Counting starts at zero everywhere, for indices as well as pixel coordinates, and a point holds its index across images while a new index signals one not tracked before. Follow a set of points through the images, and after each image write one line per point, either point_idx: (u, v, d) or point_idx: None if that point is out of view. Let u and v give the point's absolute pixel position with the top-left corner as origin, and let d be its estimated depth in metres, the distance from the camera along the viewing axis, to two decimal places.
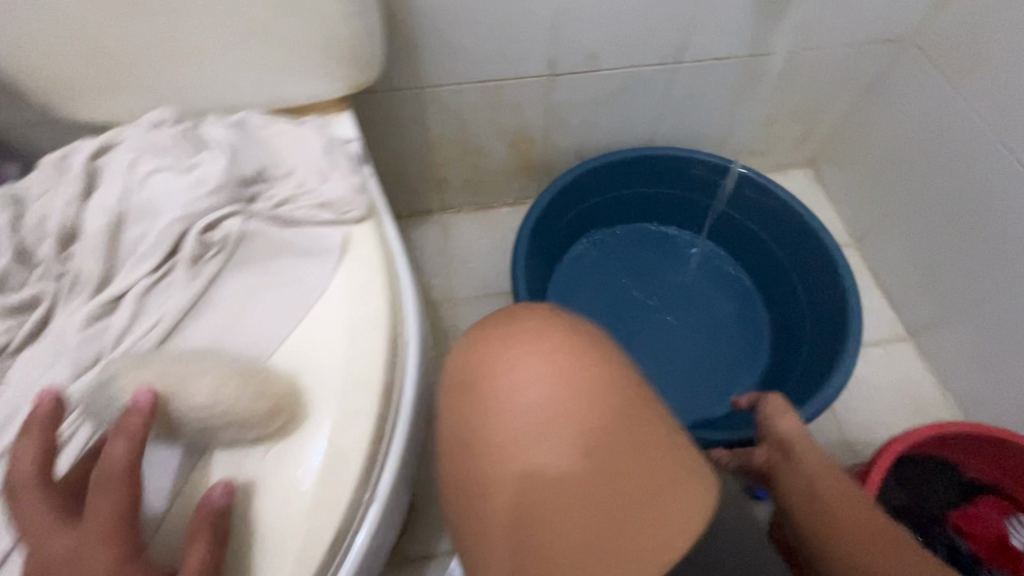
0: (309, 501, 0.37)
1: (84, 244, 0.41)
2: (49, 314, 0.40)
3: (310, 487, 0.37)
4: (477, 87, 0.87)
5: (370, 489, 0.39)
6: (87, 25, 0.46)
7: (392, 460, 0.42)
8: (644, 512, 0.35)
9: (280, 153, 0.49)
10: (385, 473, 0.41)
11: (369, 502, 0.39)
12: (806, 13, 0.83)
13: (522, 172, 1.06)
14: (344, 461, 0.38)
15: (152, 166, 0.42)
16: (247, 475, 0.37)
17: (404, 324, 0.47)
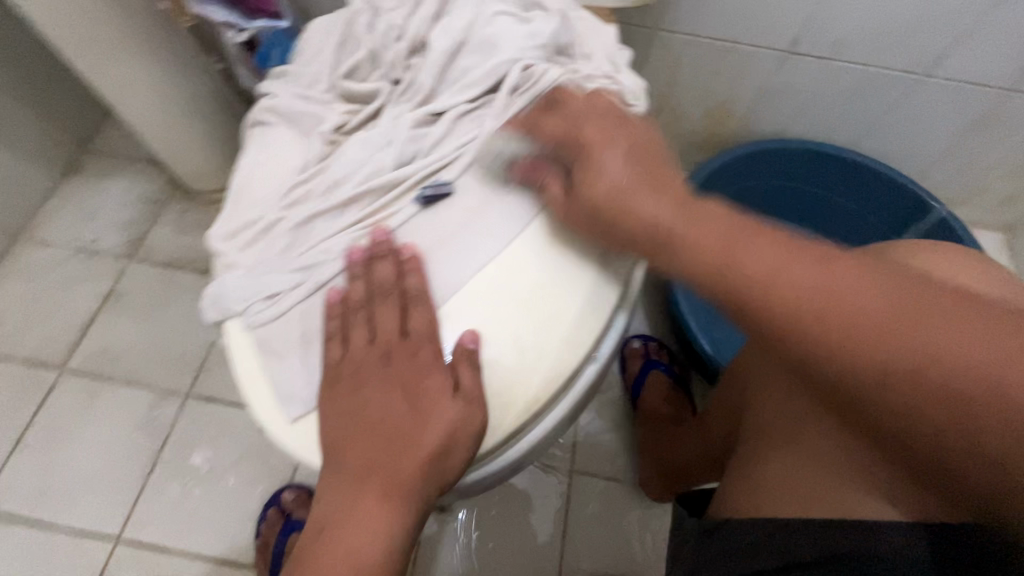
0: (558, 331, 0.41)
1: (425, 60, 0.46)
2: (381, 111, 0.46)
3: (562, 323, 0.41)
4: (712, 45, 0.86)
5: (599, 346, 0.43)
6: None
7: (615, 330, 0.45)
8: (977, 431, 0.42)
9: (583, 36, 0.52)
10: (607, 338, 0.44)
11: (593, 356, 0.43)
12: None
13: (706, 144, 1.06)
14: (593, 312, 0.42)
15: (497, 8, 0.47)
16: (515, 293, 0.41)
17: None
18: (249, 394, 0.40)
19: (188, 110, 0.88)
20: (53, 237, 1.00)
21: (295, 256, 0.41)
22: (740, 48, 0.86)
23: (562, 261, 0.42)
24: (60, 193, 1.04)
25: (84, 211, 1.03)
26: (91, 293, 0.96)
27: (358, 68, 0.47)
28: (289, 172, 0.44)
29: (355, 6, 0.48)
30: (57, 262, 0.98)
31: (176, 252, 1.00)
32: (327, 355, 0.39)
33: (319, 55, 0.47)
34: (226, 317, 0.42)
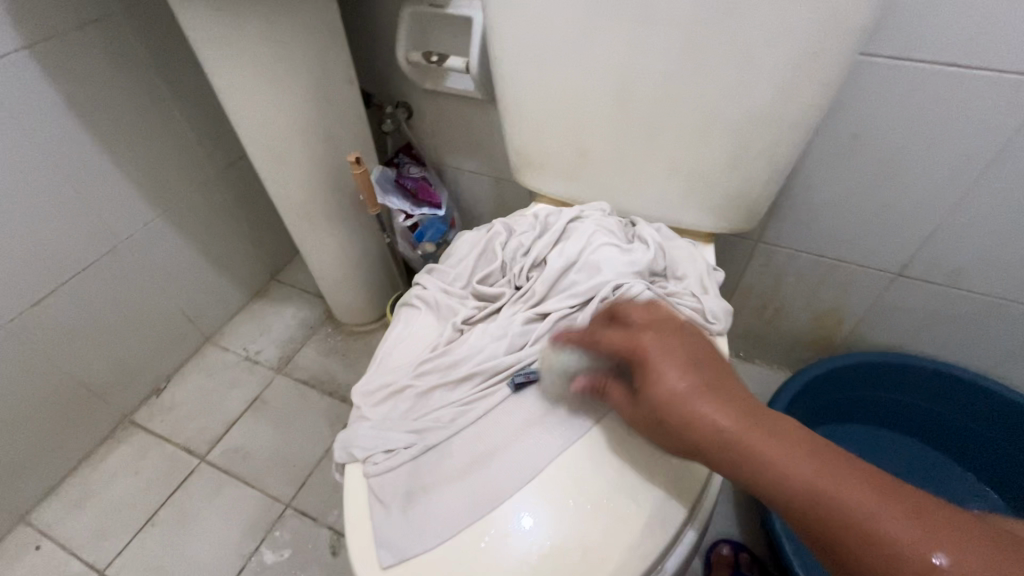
0: (630, 536, 0.43)
1: (544, 272, 0.58)
2: (500, 309, 0.57)
3: (632, 528, 0.44)
4: (813, 259, 0.91)
5: (668, 556, 0.44)
6: (586, 140, 0.72)
7: (687, 541, 0.46)
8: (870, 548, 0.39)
9: (678, 262, 0.61)
10: (678, 548, 0.45)
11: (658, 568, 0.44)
12: None
13: (812, 345, 1.06)
14: (661, 521, 0.44)
15: (605, 240, 0.58)
16: (580, 487, 0.46)
17: None
18: (347, 533, 0.46)
19: (354, 264, 1.11)
20: (230, 344, 1.26)
21: (412, 417, 0.51)
22: (843, 265, 0.90)
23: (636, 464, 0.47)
24: (246, 310, 1.32)
25: (258, 326, 1.29)
26: (243, 394, 1.16)
27: (490, 274, 0.60)
28: (422, 349, 0.56)
29: (496, 227, 0.63)
30: (226, 365, 1.22)
31: (313, 372, 1.19)
32: (413, 517, 0.45)
33: (464, 260, 0.62)
34: (349, 460, 0.50)
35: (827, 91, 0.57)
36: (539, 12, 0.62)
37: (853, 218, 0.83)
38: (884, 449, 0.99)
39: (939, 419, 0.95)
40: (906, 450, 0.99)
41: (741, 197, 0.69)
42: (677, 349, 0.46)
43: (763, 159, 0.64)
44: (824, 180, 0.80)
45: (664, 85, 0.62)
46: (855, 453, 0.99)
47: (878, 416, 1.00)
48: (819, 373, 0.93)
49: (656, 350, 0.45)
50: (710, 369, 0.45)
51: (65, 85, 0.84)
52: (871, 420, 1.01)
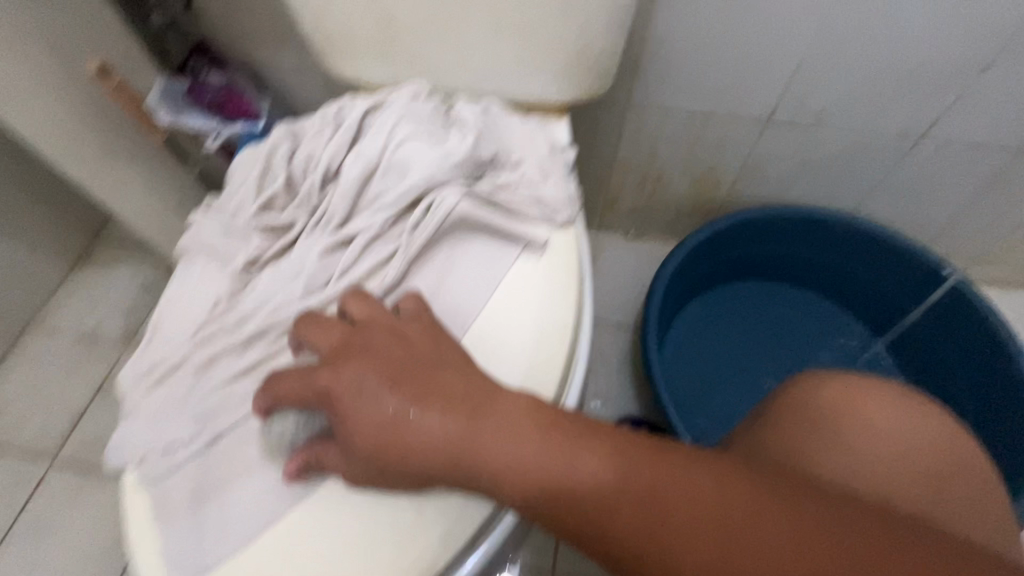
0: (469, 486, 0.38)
1: (342, 184, 0.45)
2: (296, 241, 0.46)
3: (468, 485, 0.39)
4: (685, 120, 0.84)
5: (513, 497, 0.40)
6: (386, 6, 0.56)
7: None
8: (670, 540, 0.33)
9: (512, 146, 0.51)
10: None
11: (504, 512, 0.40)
12: None
13: (696, 212, 1.03)
14: None
15: (411, 131, 0.46)
16: None
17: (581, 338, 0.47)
18: (135, 556, 0.38)
19: (176, 208, 0.92)
20: (58, 327, 1.05)
21: (196, 400, 0.41)
22: (715, 121, 0.84)
23: None
24: (67, 284, 1.09)
25: (89, 299, 1.08)
26: (88, 381, 1.00)
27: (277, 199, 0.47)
28: (201, 311, 0.44)
29: (277, 136, 0.49)
30: (59, 352, 1.03)
31: None
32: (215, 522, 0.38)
33: (244, 185, 0.48)
34: (127, 467, 0.41)
35: None
36: None
37: (717, 66, 0.75)
38: (767, 299, 1.01)
39: (816, 262, 0.97)
40: (787, 297, 1.01)
41: (581, 56, 0.58)
42: (383, 362, 0.37)
43: (599, 1, 0.53)
44: (683, 25, 0.71)
45: None
46: (749, 309, 1.00)
47: (766, 268, 1.00)
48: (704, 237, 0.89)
49: (349, 390, 0.36)
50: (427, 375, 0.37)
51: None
52: (756, 274, 1.02)
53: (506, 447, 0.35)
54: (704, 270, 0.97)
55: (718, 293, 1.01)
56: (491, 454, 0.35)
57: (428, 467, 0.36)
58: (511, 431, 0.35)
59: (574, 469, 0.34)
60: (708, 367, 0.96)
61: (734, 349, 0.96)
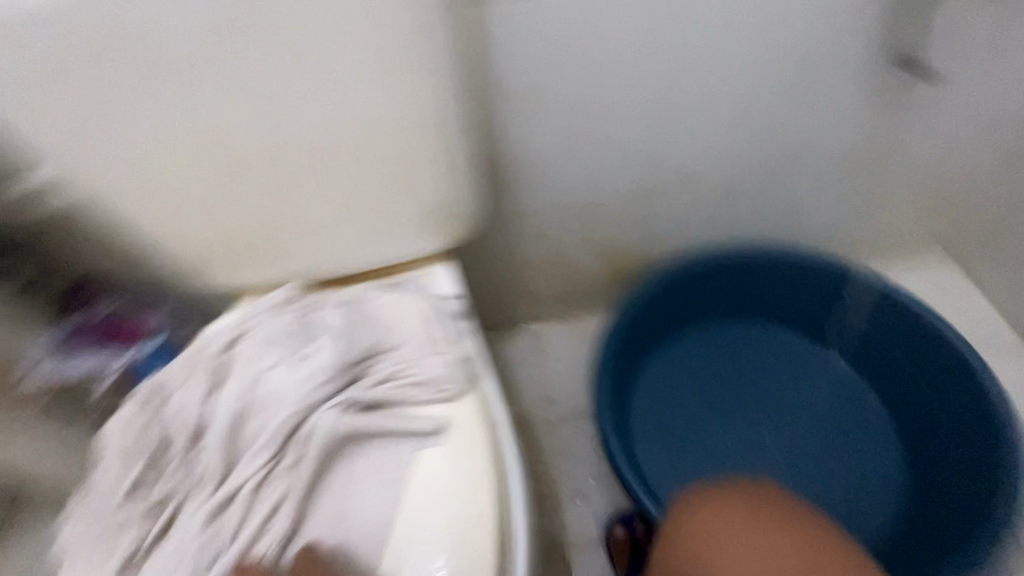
0: None
1: (217, 433, 0.46)
2: (183, 507, 0.45)
3: None
4: (571, 210, 0.87)
5: None
6: (231, 223, 0.56)
7: None
8: None
9: (387, 325, 0.50)
10: None
11: None
12: (909, 110, 0.81)
13: (618, 283, 1.03)
14: None
15: (273, 360, 0.48)
16: None
17: (512, 514, 0.44)
18: None
19: None
20: None
21: None
22: (597, 204, 0.86)
23: None
24: None
25: None
26: None
27: (159, 463, 0.46)
28: None
29: (147, 394, 0.48)
30: None
31: None
32: None
33: (121, 455, 0.46)
34: None
35: (443, 68, 0.48)
36: (54, 96, 0.45)
37: (578, 158, 0.79)
38: (717, 342, 1.00)
39: (748, 295, 0.97)
40: (734, 334, 1.00)
41: (435, 211, 0.58)
42: None
43: (433, 163, 0.54)
44: (531, 136, 0.75)
45: (268, 127, 0.49)
46: (699, 358, 0.99)
47: (701, 313, 0.99)
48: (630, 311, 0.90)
49: None
50: None
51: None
52: (699, 319, 1.00)
53: None
54: (644, 336, 0.96)
55: (668, 350, 0.99)
56: None
57: None
58: None
59: None
60: (680, 434, 0.93)
61: (698, 406, 0.95)
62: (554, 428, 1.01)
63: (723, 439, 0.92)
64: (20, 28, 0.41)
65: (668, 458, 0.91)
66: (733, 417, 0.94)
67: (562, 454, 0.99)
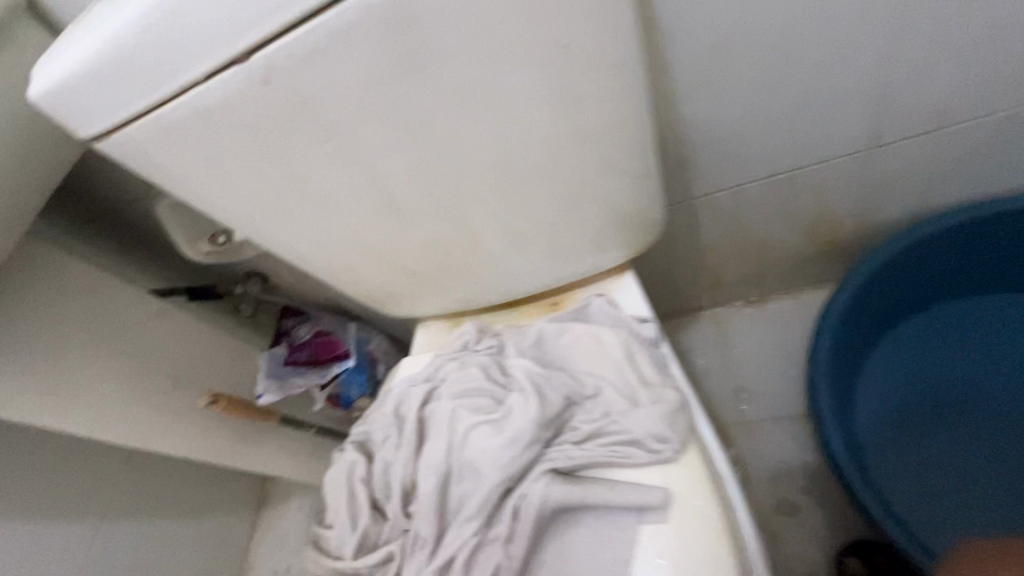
0: None
1: (422, 502, 0.41)
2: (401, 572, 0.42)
3: None
4: (765, 183, 0.71)
5: None
6: (405, 261, 0.53)
7: None
8: None
9: (581, 372, 0.44)
10: None
11: None
12: None
13: (825, 255, 0.84)
14: None
15: (469, 419, 0.41)
16: None
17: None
18: None
19: (312, 454, 0.97)
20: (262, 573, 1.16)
21: None
22: (800, 172, 0.69)
23: None
24: (259, 528, 1.21)
25: (278, 540, 1.18)
26: None
27: (366, 530, 0.43)
28: None
29: (350, 453, 0.47)
30: None
31: None
32: None
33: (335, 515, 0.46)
34: None
35: (626, 67, 0.37)
36: (227, 179, 0.43)
37: (780, 122, 0.62)
38: (958, 327, 0.80)
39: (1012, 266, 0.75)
40: (984, 316, 0.80)
41: (621, 222, 0.50)
42: None
43: (612, 176, 0.45)
44: (719, 105, 0.60)
45: (428, 178, 0.43)
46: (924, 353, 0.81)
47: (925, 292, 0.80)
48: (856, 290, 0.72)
49: None
50: None
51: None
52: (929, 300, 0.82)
53: None
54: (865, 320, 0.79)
55: (887, 339, 0.83)
56: None
57: None
58: None
59: None
60: (915, 438, 0.77)
61: (937, 407, 0.78)
62: (749, 428, 0.90)
63: (976, 447, 0.74)
64: (182, 129, 0.39)
65: (898, 466, 0.77)
66: (989, 421, 0.75)
67: (761, 458, 0.87)
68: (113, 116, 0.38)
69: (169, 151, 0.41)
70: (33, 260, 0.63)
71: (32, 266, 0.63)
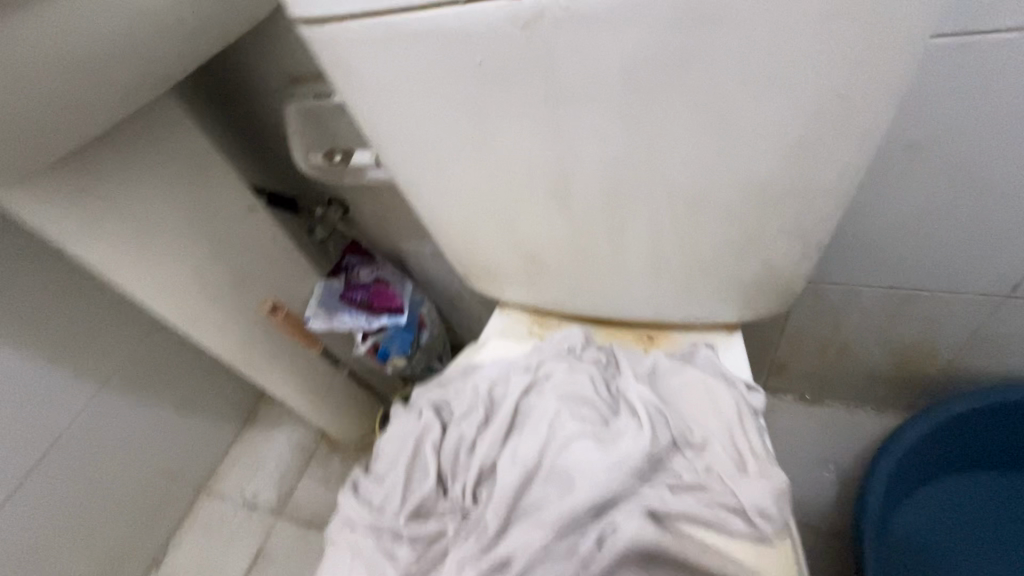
0: None
1: (496, 491, 0.39)
2: (446, 552, 0.40)
3: None
4: (882, 293, 0.69)
5: None
6: (532, 247, 0.52)
7: None
8: None
9: (691, 420, 0.42)
10: None
11: None
12: None
13: (900, 382, 0.82)
14: None
15: (574, 427, 0.39)
16: None
17: None
18: None
19: (326, 394, 0.96)
20: (225, 489, 1.13)
21: None
22: (922, 295, 0.67)
23: None
24: (238, 444, 1.19)
25: (251, 462, 1.16)
26: (243, 551, 1.04)
27: (425, 498, 0.41)
28: None
29: (427, 414, 0.45)
30: (223, 518, 1.09)
31: (317, 511, 1.07)
32: None
33: (392, 471, 0.44)
34: None
35: (872, 139, 0.36)
36: (414, 110, 0.42)
37: (931, 240, 0.60)
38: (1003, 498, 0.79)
39: None
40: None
41: (766, 284, 0.48)
42: None
43: (789, 238, 0.43)
44: (880, 203, 0.58)
45: (613, 176, 0.41)
46: (968, 505, 0.80)
47: (1001, 452, 0.78)
48: (928, 426, 0.74)
49: None
50: None
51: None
52: (986, 466, 0.81)
53: None
54: (925, 463, 0.78)
55: (937, 490, 0.81)
56: None
57: None
58: None
59: None
60: None
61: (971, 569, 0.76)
62: None
63: None
64: (404, 46, 0.37)
65: None
66: None
67: None
68: (343, 8, 0.36)
69: (377, 62, 0.39)
70: (165, 116, 0.62)
71: (164, 121, 0.62)
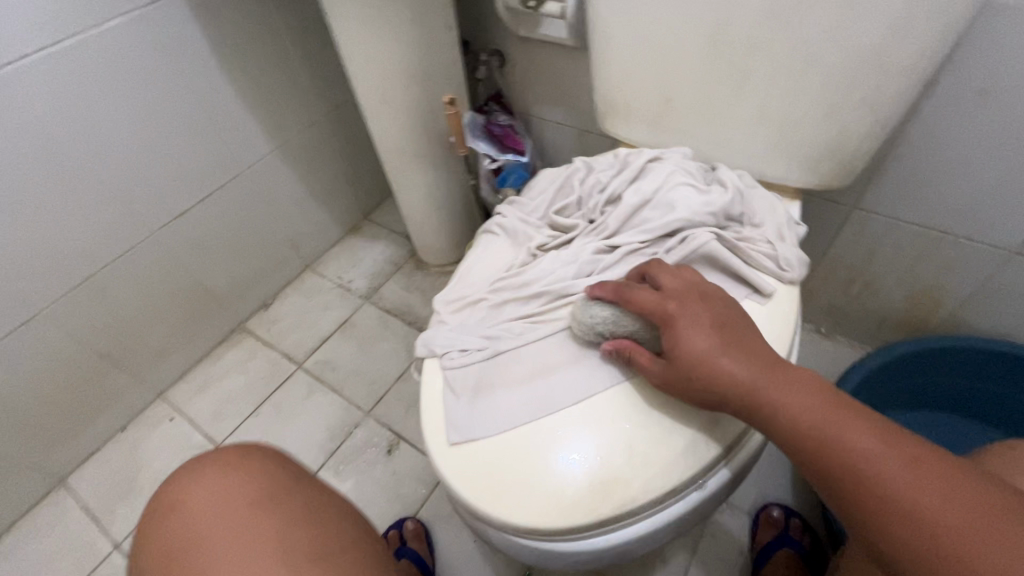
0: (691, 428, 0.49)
1: (620, 207, 0.60)
2: (574, 239, 0.61)
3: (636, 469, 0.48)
4: (916, 230, 0.85)
5: (690, 484, 0.48)
6: (672, 88, 0.71)
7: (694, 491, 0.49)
8: (874, 498, 0.38)
9: (757, 208, 0.61)
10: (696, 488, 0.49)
11: (680, 496, 0.49)
12: None
13: (904, 325, 0.99)
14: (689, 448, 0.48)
15: (682, 180, 0.59)
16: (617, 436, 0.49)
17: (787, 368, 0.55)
18: (424, 418, 0.54)
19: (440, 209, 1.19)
20: (328, 272, 1.40)
21: (486, 325, 0.57)
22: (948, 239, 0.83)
23: (650, 419, 0.50)
24: (343, 243, 1.45)
25: (351, 259, 1.42)
26: (335, 316, 1.31)
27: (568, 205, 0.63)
28: (499, 268, 0.62)
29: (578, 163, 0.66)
30: (323, 290, 1.36)
31: (397, 305, 1.32)
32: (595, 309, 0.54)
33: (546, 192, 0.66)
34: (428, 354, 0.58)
35: (949, 32, 0.53)
36: None
37: (970, 185, 0.76)
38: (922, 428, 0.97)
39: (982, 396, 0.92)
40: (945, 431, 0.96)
41: (836, 153, 0.66)
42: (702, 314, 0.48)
43: (865, 109, 0.61)
44: (941, 143, 0.74)
45: (762, 25, 0.59)
46: None
47: (906, 399, 0.97)
48: (883, 361, 0.89)
49: (683, 320, 0.47)
50: (735, 332, 0.47)
51: (199, 15, 0.93)
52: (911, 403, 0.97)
53: (798, 394, 0.43)
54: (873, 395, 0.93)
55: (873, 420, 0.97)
56: (779, 398, 0.44)
57: (723, 391, 0.45)
58: (798, 385, 0.44)
59: (846, 432, 0.41)
60: None
61: None
62: None
63: None
64: None
65: None
66: None
67: None
68: None
69: None
70: None
71: None
